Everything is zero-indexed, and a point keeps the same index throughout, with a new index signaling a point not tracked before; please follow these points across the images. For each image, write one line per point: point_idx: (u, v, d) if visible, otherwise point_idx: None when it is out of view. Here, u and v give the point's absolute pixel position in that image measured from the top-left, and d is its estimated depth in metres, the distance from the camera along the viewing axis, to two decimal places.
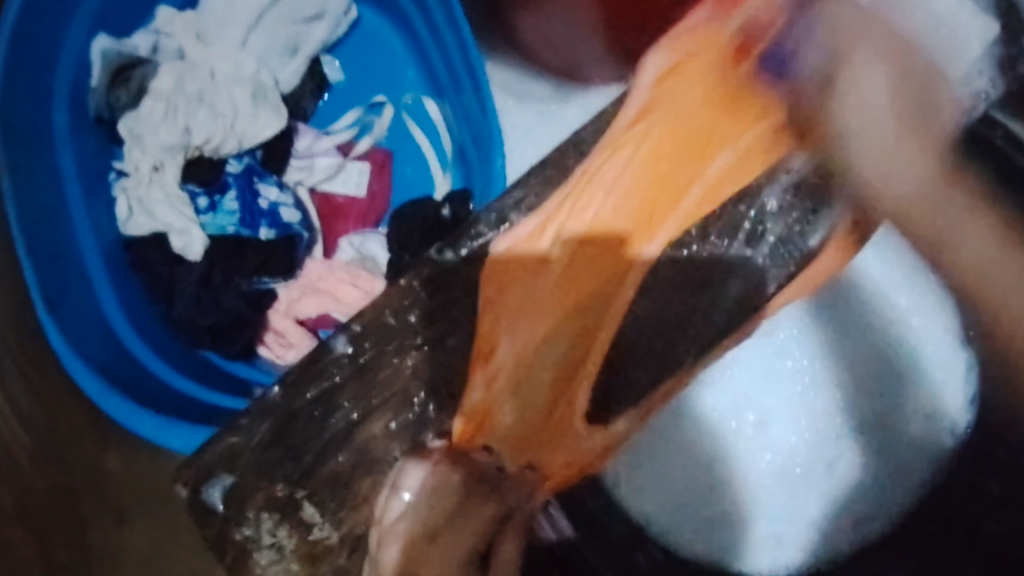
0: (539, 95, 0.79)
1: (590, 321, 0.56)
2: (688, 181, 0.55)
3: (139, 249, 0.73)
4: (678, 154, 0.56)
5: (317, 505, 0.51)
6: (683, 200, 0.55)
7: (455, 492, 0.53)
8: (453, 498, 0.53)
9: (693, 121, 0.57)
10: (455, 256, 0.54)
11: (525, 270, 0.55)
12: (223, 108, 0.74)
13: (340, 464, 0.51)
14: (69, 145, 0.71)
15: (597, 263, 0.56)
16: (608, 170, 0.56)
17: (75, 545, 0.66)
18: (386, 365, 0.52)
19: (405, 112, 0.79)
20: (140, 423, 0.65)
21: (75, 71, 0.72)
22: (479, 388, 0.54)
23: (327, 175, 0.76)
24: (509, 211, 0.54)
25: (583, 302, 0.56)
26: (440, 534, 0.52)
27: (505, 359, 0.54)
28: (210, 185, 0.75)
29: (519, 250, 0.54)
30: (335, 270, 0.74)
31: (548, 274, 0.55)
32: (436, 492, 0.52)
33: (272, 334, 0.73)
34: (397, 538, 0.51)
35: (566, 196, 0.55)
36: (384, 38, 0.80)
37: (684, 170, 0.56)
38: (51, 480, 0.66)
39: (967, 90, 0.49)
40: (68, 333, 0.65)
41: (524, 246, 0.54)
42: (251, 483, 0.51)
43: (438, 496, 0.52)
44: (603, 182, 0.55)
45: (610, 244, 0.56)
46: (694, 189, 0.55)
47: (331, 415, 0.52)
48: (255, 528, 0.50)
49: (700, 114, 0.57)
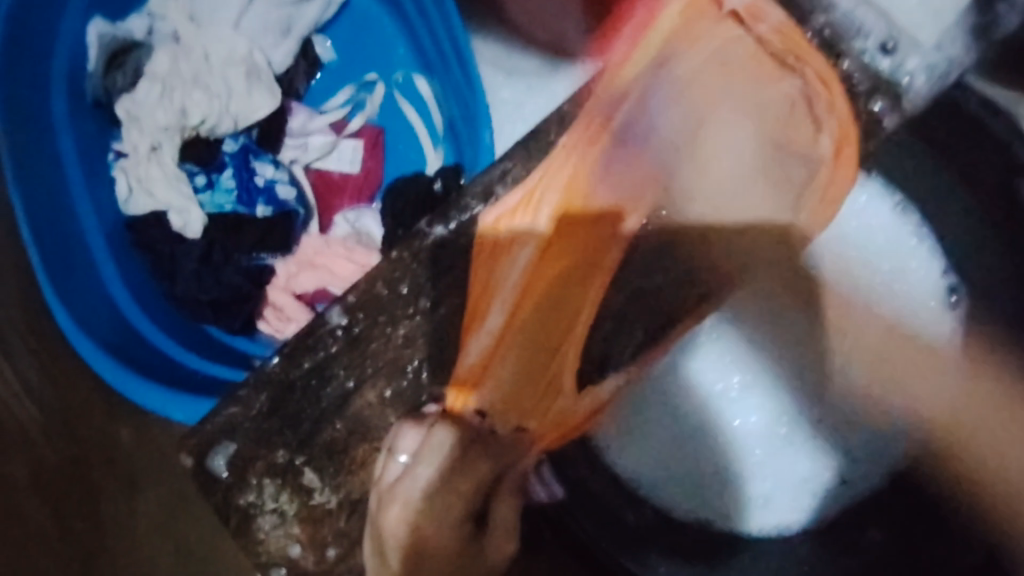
0: (527, 70, 0.79)
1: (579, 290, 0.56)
2: (667, 150, 0.54)
3: (140, 228, 0.75)
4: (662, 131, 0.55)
5: (316, 470, 0.52)
6: (665, 168, 0.54)
7: (454, 460, 0.53)
8: (451, 455, 0.53)
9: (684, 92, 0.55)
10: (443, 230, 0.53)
11: (507, 247, 0.54)
12: (218, 88, 0.75)
13: (336, 432, 0.52)
14: (68, 129, 0.73)
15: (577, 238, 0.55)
16: (579, 149, 0.54)
17: (86, 511, 0.69)
18: (377, 337, 0.53)
19: (396, 89, 0.80)
20: (149, 397, 0.67)
21: (71, 57, 0.74)
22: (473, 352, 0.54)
23: (321, 152, 0.78)
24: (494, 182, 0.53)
25: (564, 277, 0.55)
26: (437, 493, 0.52)
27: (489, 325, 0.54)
28: (206, 164, 0.77)
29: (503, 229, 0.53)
30: (332, 246, 0.76)
31: (531, 244, 0.54)
32: (437, 460, 0.52)
33: (271, 309, 0.75)
34: (399, 507, 0.51)
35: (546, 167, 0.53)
36: (374, 15, 0.81)
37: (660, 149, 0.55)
38: (63, 452, 0.69)
39: (935, 62, 0.50)
40: (76, 314, 0.68)
41: (509, 228, 0.53)
42: (251, 451, 0.51)
43: (437, 462, 0.52)
44: (712, 178, 0.55)
45: (593, 224, 0.55)
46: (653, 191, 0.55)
47: (326, 386, 0.52)
48: (257, 493, 0.51)
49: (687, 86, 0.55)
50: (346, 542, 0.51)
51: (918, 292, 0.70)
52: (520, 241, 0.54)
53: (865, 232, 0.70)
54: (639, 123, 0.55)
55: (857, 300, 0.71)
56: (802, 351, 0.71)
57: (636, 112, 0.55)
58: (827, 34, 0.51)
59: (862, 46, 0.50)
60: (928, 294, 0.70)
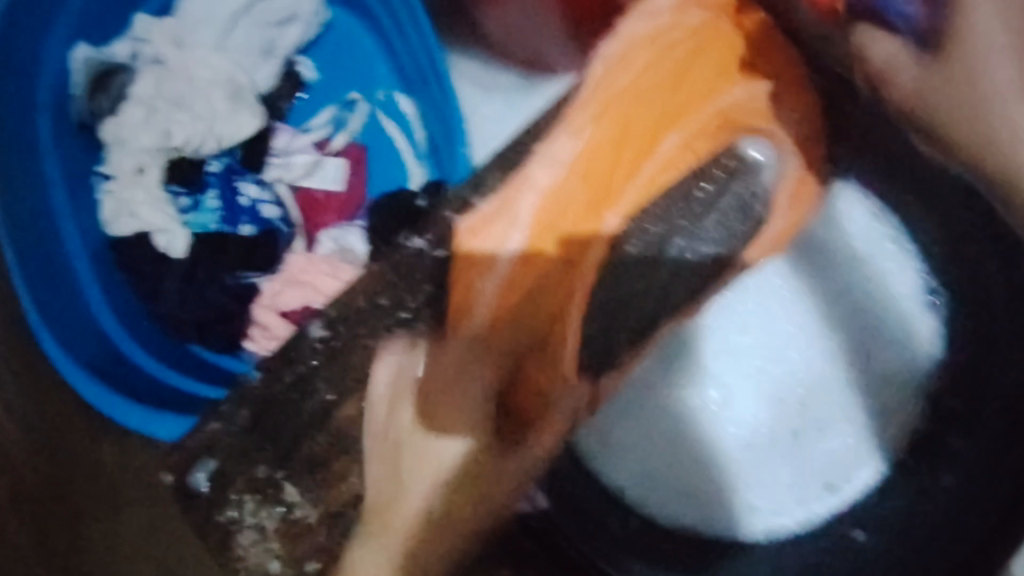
0: (507, 85, 0.78)
1: (555, 282, 0.57)
2: (638, 157, 0.58)
3: (124, 250, 0.75)
4: (637, 138, 0.58)
5: (295, 483, 0.54)
6: (642, 169, 0.57)
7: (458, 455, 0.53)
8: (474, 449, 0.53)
9: (648, 107, 0.58)
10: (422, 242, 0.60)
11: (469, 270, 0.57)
12: (202, 109, 0.76)
13: (314, 447, 0.54)
14: (53, 152, 0.74)
15: (551, 261, 0.57)
16: (553, 154, 0.58)
17: (70, 530, 0.70)
18: (356, 349, 0.55)
19: (379, 108, 0.81)
20: (130, 416, 0.69)
21: (56, 81, 0.74)
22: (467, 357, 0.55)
23: (305, 171, 0.78)
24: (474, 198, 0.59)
25: (540, 281, 0.57)
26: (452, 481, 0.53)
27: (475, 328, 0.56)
28: (191, 185, 0.77)
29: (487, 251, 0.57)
30: (316, 263, 0.76)
31: (493, 279, 0.56)
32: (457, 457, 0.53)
33: (257, 327, 0.74)
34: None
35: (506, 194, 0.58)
36: (357, 36, 0.82)
37: (636, 154, 0.58)
38: (46, 473, 0.69)
39: None
40: (61, 336, 0.69)
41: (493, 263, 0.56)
42: (232, 468, 0.54)
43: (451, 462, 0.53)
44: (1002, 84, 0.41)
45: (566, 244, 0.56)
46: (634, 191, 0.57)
47: (307, 398, 0.55)
48: (237, 509, 0.54)
49: (646, 99, 0.58)
50: (325, 557, 0.53)
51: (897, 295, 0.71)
52: (489, 266, 0.57)
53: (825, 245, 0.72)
54: (616, 134, 0.58)
55: (828, 303, 0.73)
56: (783, 348, 0.73)
57: (606, 128, 0.58)
58: None
59: None
60: (906, 295, 0.70)
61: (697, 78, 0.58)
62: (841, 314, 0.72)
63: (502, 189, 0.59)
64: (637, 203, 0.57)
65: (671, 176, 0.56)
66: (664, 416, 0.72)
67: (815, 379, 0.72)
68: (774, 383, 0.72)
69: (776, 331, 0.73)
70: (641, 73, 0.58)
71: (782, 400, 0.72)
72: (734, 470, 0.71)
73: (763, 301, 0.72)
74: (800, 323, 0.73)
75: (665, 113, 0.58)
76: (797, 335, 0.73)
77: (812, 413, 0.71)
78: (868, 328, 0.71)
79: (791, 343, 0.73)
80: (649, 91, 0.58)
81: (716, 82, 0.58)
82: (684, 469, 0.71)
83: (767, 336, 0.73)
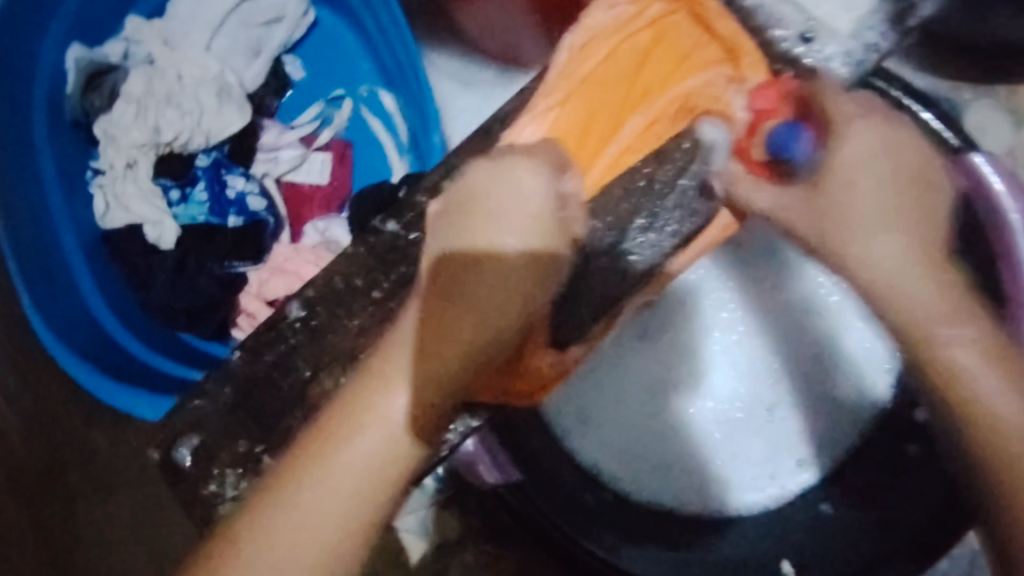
0: (484, 81, 0.83)
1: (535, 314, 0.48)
2: (605, 139, 0.59)
3: (117, 241, 0.78)
4: (610, 103, 0.59)
5: (272, 455, 0.57)
6: (607, 148, 0.59)
7: (444, 396, 0.41)
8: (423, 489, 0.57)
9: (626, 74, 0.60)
10: (396, 227, 0.60)
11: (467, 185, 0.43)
12: (190, 106, 0.78)
13: (294, 422, 0.57)
14: (48, 148, 0.77)
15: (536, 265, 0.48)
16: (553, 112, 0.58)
17: (61, 511, 0.72)
18: (336, 328, 0.59)
19: (363, 104, 0.84)
20: (119, 397, 0.71)
21: (51, 82, 0.77)
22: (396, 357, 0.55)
23: (291, 165, 0.81)
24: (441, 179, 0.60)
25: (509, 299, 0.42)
26: None
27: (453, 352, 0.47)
28: (180, 179, 0.80)
29: (488, 187, 0.42)
30: (301, 253, 0.79)
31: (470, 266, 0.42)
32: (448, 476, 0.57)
33: (245, 316, 0.77)
34: (353, 460, 0.40)
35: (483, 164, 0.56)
36: (341, 35, 0.85)
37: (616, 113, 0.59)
38: (37, 456, 0.72)
39: (851, 49, 0.56)
40: (54, 325, 0.71)
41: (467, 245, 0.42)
42: (216, 443, 0.57)
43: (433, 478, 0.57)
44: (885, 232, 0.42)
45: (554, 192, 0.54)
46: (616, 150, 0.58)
47: (288, 377, 0.58)
48: (220, 483, 0.57)
49: (624, 62, 0.60)
50: None
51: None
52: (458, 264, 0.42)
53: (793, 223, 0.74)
54: (581, 114, 0.59)
55: (799, 281, 0.75)
56: (754, 327, 0.75)
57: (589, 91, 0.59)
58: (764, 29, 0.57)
59: (782, 35, 0.57)
60: None
61: (658, 63, 0.60)
62: (814, 294, 0.74)
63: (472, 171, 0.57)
64: (605, 177, 0.58)
65: (635, 155, 0.58)
66: (641, 389, 0.75)
67: (784, 354, 0.75)
68: (746, 359, 0.75)
69: (746, 310, 0.75)
70: (615, 40, 0.60)
71: (756, 375, 0.75)
72: (709, 444, 0.75)
73: (732, 282, 0.76)
74: (772, 302, 0.75)
75: (626, 97, 0.59)
76: (768, 313, 0.75)
77: (783, 388, 0.75)
78: (836, 305, 0.74)
79: (762, 319, 0.75)
80: (626, 57, 0.60)
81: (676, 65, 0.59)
82: (668, 447, 0.74)
83: (738, 314, 0.76)
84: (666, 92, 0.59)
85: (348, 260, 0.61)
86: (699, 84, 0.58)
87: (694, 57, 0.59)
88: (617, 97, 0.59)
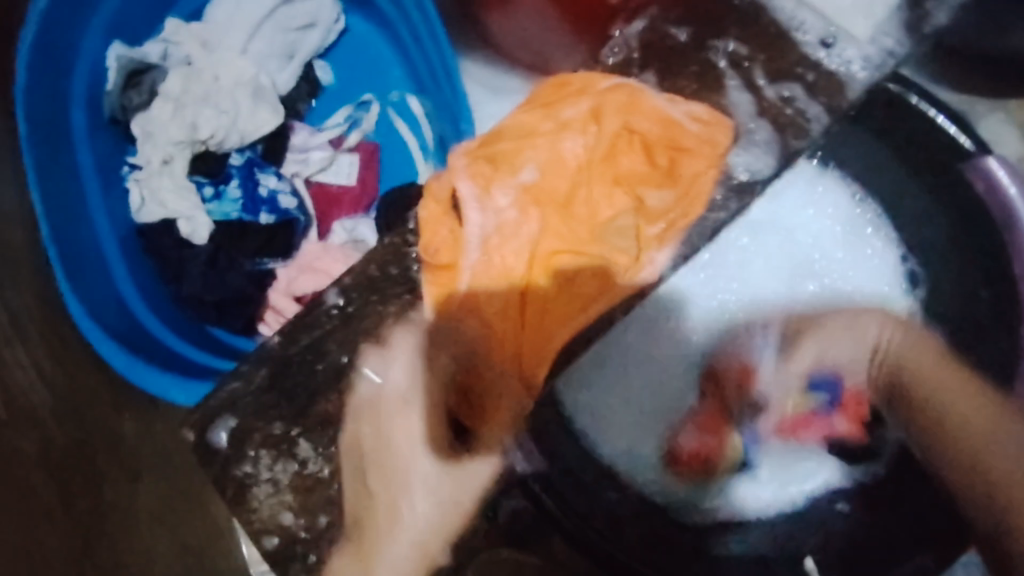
0: (514, 89, 0.86)
1: (563, 300, 0.62)
2: (585, 237, 0.63)
3: (151, 234, 0.81)
4: (586, 186, 0.63)
5: (309, 441, 0.63)
6: (588, 246, 0.62)
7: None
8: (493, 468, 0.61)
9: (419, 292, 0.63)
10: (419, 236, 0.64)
11: (495, 244, 0.63)
12: (226, 106, 0.80)
13: (329, 406, 0.63)
14: (86, 143, 0.79)
15: (551, 296, 0.62)
16: (494, 207, 0.63)
17: (93, 497, 0.68)
18: (369, 312, 0.63)
19: (391, 108, 0.86)
20: (154, 380, 0.75)
21: (91, 77, 0.80)
22: (449, 346, 0.62)
23: (320, 166, 0.84)
24: (477, 206, 0.63)
25: (493, 305, 0.62)
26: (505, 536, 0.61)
27: (498, 286, 0.62)
28: (214, 177, 0.82)
29: None
30: (330, 251, 0.81)
31: (515, 262, 0.62)
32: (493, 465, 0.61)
33: (272, 311, 0.80)
34: None
35: (488, 261, 0.62)
36: (372, 42, 0.88)
37: (515, 253, 0.63)
38: (72, 434, 0.69)
39: (870, 54, 0.62)
40: (88, 306, 0.74)
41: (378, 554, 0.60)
42: (250, 424, 0.63)
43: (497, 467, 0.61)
44: None
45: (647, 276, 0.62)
46: (596, 302, 0.62)
47: (319, 362, 0.63)
48: (255, 464, 0.63)
49: (500, 181, 0.64)
50: (334, 509, 0.61)
51: (871, 278, 0.73)
52: (496, 289, 0.62)
53: (802, 217, 0.74)
54: (539, 255, 0.63)
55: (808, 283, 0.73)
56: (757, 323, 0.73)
57: (547, 203, 0.63)
58: (767, 64, 0.63)
59: (803, 39, 0.63)
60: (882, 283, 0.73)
61: (560, 180, 0.64)
62: (812, 290, 0.73)
63: (493, 266, 0.62)
64: (599, 242, 0.62)
65: (610, 213, 0.63)
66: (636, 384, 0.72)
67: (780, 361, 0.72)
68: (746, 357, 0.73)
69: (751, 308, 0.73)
70: (500, 197, 0.63)
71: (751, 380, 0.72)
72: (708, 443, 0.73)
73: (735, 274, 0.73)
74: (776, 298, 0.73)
75: (544, 221, 0.63)
76: (773, 310, 0.73)
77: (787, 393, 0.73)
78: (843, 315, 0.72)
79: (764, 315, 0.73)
80: (536, 200, 0.63)
81: (571, 153, 0.64)
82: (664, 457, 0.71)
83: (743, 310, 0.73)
84: (578, 200, 0.63)
85: (379, 250, 0.66)
86: (564, 198, 0.63)
87: (575, 165, 0.64)
88: (532, 222, 0.63)
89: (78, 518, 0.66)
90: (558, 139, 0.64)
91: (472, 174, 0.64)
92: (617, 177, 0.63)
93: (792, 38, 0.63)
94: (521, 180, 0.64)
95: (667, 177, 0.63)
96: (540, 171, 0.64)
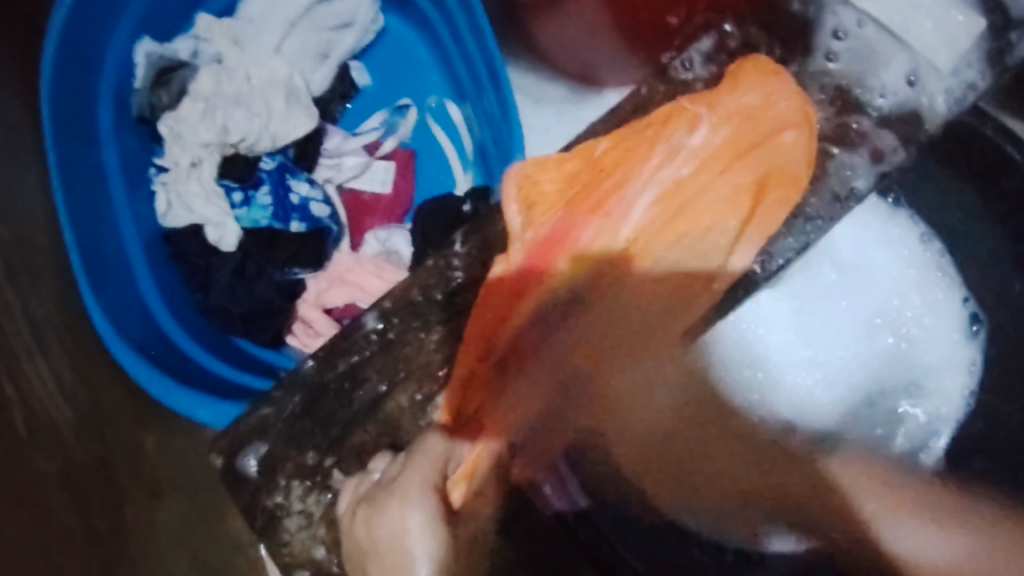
0: (558, 99, 0.84)
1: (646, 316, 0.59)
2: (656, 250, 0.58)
3: (178, 240, 0.77)
4: (647, 196, 0.59)
5: (343, 471, 0.57)
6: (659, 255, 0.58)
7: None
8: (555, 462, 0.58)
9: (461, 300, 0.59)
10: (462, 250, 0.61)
11: (553, 261, 0.58)
12: (259, 108, 0.77)
13: (366, 435, 0.58)
14: (113, 141, 0.76)
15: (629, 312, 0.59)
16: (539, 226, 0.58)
17: (113, 516, 0.66)
18: (410, 339, 0.59)
19: (429, 114, 0.83)
20: (181, 400, 0.69)
21: (118, 73, 0.77)
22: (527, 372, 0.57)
23: (354, 173, 0.81)
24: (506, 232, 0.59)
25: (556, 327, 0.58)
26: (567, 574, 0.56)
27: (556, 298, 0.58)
28: (243, 181, 0.79)
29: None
30: (362, 263, 0.78)
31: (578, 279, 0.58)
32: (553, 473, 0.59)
33: (300, 323, 0.77)
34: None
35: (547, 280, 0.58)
36: (409, 43, 0.84)
37: (562, 300, 0.58)
38: (90, 452, 0.66)
39: (951, 86, 0.57)
40: (112, 317, 0.70)
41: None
42: (283, 451, 0.56)
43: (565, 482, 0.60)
44: None
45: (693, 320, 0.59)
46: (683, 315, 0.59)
47: (358, 390, 0.58)
48: (285, 494, 0.56)
49: (546, 202, 0.59)
50: None
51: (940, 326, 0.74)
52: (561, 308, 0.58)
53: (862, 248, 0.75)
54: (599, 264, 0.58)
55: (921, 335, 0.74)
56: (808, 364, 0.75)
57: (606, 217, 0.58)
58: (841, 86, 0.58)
59: (884, 77, 0.57)
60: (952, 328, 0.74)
61: (612, 197, 0.59)
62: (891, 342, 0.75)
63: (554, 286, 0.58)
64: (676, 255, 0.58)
65: (681, 227, 0.58)
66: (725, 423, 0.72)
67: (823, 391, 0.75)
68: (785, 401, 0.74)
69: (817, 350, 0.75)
70: (541, 220, 0.58)
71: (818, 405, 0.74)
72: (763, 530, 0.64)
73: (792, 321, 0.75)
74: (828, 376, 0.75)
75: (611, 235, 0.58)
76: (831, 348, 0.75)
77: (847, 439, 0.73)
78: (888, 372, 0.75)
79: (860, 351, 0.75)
80: (590, 218, 0.58)
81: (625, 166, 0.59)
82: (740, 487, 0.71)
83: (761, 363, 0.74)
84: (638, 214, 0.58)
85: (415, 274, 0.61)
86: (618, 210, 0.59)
87: (630, 180, 0.59)
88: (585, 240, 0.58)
89: (100, 543, 0.63)
90: (597, 159, 0.60)
91: (516, 197, 0.60)
92: (672, 198, 0.59)
93: (874, 74, 0.58)
94: (573, 196, 0.59)
95: (747, 199, 0.58)
96: (596, 184, 0.59)
